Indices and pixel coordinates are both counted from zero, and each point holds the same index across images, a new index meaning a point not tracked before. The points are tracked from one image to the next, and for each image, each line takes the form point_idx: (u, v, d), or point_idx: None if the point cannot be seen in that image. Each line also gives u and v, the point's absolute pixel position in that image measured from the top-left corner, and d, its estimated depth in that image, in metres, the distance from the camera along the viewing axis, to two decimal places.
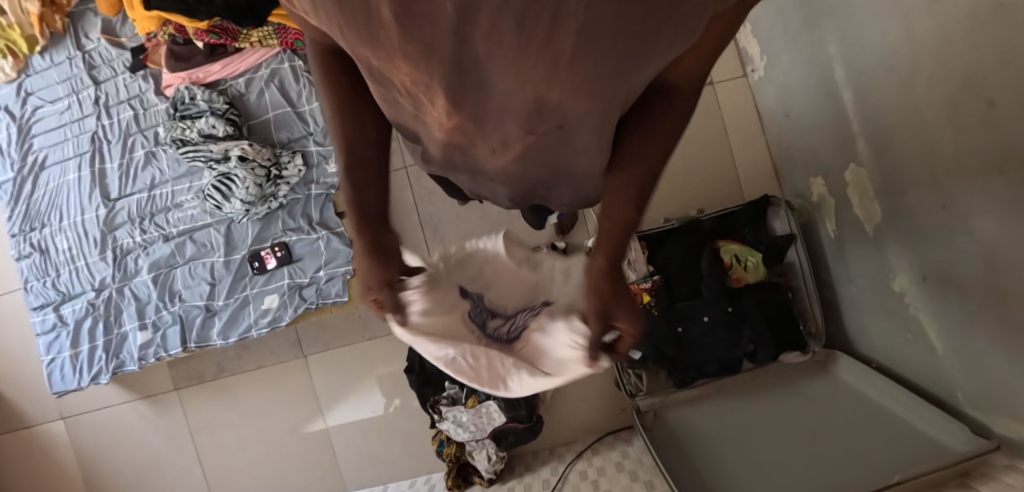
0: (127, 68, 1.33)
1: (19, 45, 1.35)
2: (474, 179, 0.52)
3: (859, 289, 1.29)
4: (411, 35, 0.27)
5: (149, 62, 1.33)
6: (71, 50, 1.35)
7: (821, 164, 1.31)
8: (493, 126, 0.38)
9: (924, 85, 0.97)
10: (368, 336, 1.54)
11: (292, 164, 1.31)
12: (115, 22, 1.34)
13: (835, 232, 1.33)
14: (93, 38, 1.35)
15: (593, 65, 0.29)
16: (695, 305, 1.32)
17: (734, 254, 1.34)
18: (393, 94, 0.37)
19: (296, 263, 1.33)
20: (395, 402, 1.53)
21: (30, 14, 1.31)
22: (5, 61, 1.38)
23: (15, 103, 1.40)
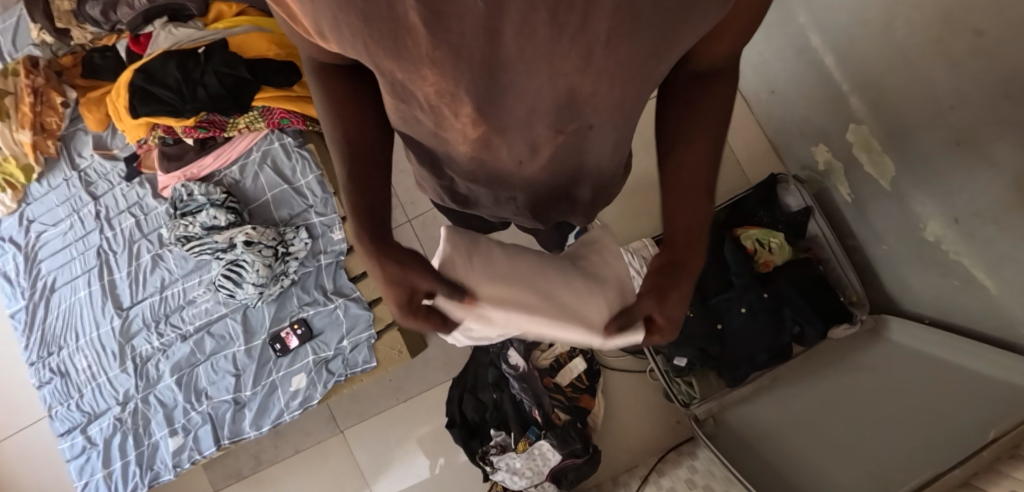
0: (123, 177, 1.34)
1: (16, 178, 1.37)
2: (496, 195, 0.56)
3: (892, 248, 1.25)
4: (439, 40, 0.28)
5: (143, 168, 1.34)
6: (67, 171, 1.37)
7: (818, 132, 1.30)
8: (519, 132, 0.40)
9: (907, 31, 0.98)
10: (403, 397, 1.49)
11: (297, 239, 1.31)
12: (106, 136, 1.38)
13: (851, 196, 1.30)
14: (85, 155, 1.37)
15: (626, 47, 0.29)
16: (728, 299, 1.30)
17: (756, 238, 1.32)
18: (415, 110, 0.40)
19: (318, 338, 1.32)
20: (441, 461, 1.45)
21: (24, 145, 1.34)
22: (5, 194, 1.39)
23: (19, 232, 1.40)
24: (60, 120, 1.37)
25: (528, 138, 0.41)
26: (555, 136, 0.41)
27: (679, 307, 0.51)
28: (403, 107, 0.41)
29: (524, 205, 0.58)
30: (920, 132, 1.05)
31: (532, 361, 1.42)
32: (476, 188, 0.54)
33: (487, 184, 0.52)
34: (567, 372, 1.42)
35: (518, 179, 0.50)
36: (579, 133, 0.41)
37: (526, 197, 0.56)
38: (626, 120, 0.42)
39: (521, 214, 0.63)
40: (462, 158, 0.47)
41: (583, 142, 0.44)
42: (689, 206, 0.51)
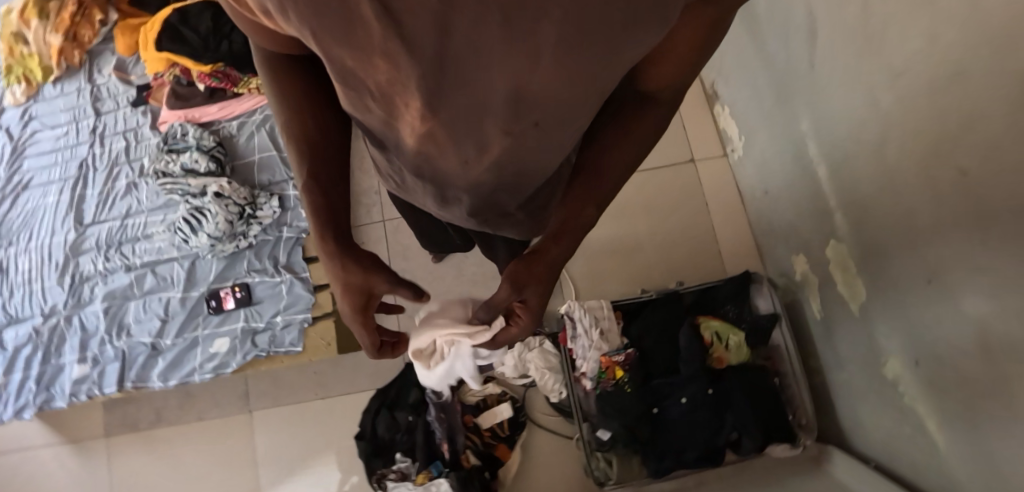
0: (130, 102, 1.38)
1: (35, 74, 1.43)
2: (441, 191, 0.55)
3: (852, 376, 1.19)
4: (389, 23, 0.26)
5: (151, 99, 1.37)
6: (82, 82, 1.40)
7: (802, 242, 1.27)
8: (469, 134, 0.40)
9: (897, 157, 0.96)
10: (322, 394, 1.42)
11: (268, 205, 1.31)
12: (129, 62, 1.42)
13: (821, 313, 1.25)
14: (104, 74, 1.41)
15: (576, 43, 0.29)
16: (672, 384, 1.24)
17: (715, 331, 1.29)
18: (365, 99, 0.39)
19: (254, 306, 1.30)
20: (352, 480, 1.35)
21: (52, 49, 1.40)
22: (17, 87, 1.43)
23: (17, 124, 1.42)
24: (93, 35, 1.44)
25: (476, 139, 0.41)
26: (503, 138, 0.41)
27: (538, 296, 0.59)
28: (352, 96, 0.39)
29: (470, 208, 0.58)
30: (896, 261, 1.01)
31: (458, 394, 1.37)
32: (420, 181, 0.53)
33: (432, 180, 0.52)
34: (491, 414, 1.36)
35: (462, 181, 0.50)
36: (526, 133, 0.40)
37: (471, 200, 0.55)
38: (572, 123, 0.42)
39: (462, 216, 0.61)
40: (409, 150, 0.46)
41: (528, 146, 0.43)
42: (590, 212, 0.57)
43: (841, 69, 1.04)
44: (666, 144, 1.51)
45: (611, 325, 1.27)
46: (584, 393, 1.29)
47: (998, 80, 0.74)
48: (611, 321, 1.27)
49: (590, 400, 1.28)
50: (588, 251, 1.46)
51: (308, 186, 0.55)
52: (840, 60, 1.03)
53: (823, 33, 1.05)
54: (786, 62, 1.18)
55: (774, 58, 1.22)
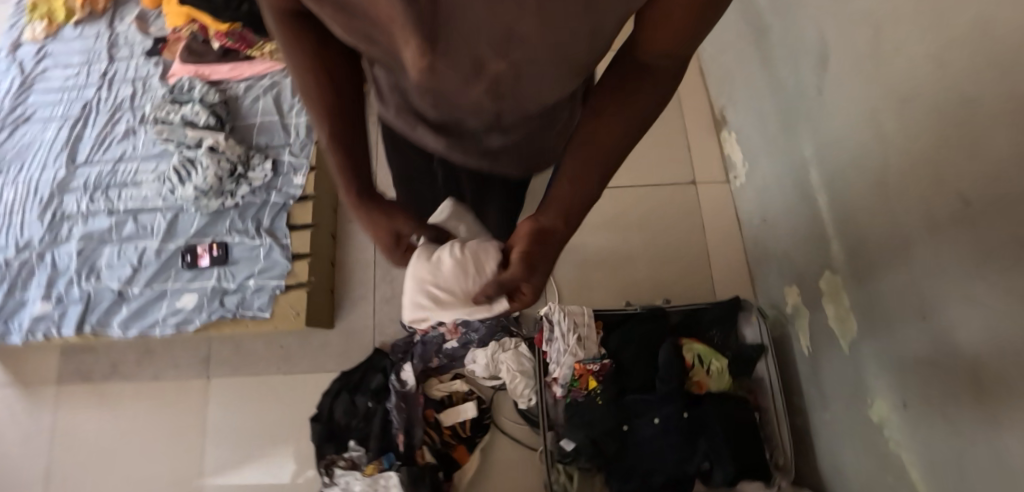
0: (144, 52, 1.39)
1: (58, 15, 1.43)
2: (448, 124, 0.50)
3: (838, 418, 1.13)
4: None
5: (166, 50, 1.38)
6: (102, 28, 1.42)
7: (796, 272, 1.23)
8: (459, 72, 0.38)
9: (898, 184, 0.93)
10: (284, 369, 1.36)
11: (260, 167, 1.29)
12: (152, 16, 1.44)
13: (810, 349, 1.20)
14: (125, 22, 1.43)
15: None
16: (646, 403, 1.18)
17: (697, 354, 1.24)
18: (362, 28, 0.36)
19: (229, 266, 1.26)
20: (308, 474, 1.28)
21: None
22: (38, 24, 1.43)
23: (31, 60, 1.41)
24: None
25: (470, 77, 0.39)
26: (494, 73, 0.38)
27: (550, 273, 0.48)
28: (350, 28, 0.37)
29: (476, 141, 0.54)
30: (890, 296, 0.96)
31: (425, 387, 1.32)
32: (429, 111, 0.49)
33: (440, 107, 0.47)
34: (455, 412, 1.30)
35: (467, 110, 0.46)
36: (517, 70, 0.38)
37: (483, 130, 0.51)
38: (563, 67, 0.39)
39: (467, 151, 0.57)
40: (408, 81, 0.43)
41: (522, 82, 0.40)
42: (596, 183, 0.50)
43: (849, 95, 1.02)
44: (668, 164, 1.50)
45: (590, 332, 1.22)
46: (554, 401, 1.23)
47: (1002, 104, 0.70)
48: (592, 328, 1.22)
49: (559, 408, 1.23)
50: (577, 260, 1.43)
51: (333, 146, 0.51)
52: (849, 86, 1.02)
53: (834, 58, 1.04)
54: (794, 88, 1.17)
55: (783, 84, 1.21)
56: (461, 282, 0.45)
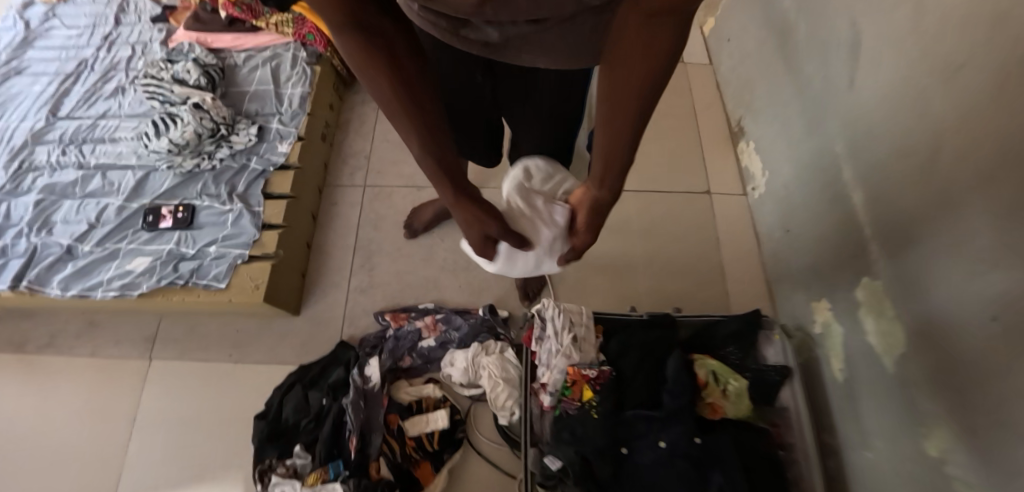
0: (150, 18, 1.36)
1: None
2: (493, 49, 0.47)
3: (882, 459, 0.93)
4: None
5: (172, 17, 1.34)
6: None
7: (825, 285, 1.07)
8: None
9: (952, 172, 0.79)
10: (236, 357, 1.20)
11: (245, 131, 1.21)
12: None
13: (843, 374, 1.03)
14: None
15: None
16: (649, 421, 1.00)
17: (712, 370, 1.05)
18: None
19: (192, 231, 1.14)
20: None
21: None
22: None
23: (37, 18, 1.40)
24: None
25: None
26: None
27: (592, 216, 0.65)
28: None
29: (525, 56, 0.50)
30: (949, 302, 0.80)
31: (392, 389, 1.15)
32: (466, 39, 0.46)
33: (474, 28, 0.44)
34: (422, 421, 1.11)
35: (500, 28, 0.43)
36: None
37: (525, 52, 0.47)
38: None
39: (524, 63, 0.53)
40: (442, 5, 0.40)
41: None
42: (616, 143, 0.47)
43: (886, 81, 0.90)
44: (680, 172, 1.38)
45: (588, 337, 1.06)
46: (539, 413, 1.06)
47: None
48: (589, 332, 1.07)
49: (544, 422, 1.05)
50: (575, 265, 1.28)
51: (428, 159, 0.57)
52: (884, 72, 0.90)
53: (867, 45, 0.93)
54: (821, 85, 1.06)
55: (808, 83, 1.10)
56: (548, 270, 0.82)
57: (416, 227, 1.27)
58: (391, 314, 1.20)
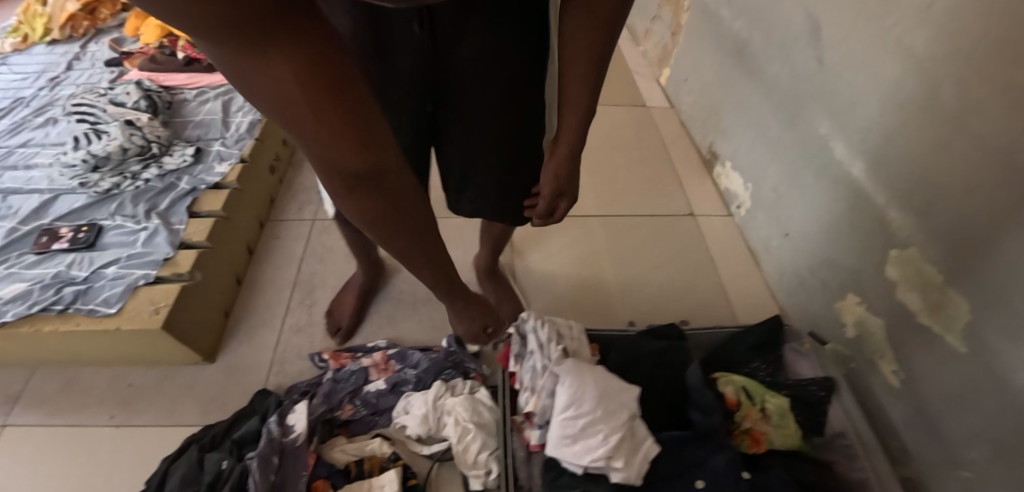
0: (104, 63, 1.30)
1: (36, 33, 1.40)
2: None
3: (990, 478, 0.69)
4: None
5: (127, 60, 1.29)
6: (73, 46, 1.38)
7: (845, 278, 0.92)
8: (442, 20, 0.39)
9: (959, 98, 0.70)
10: (117, 419, 0.89)
11: (180, 153, 1.09)
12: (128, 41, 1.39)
13: (901, 379, 0.83)
14: (98, 43, 1.38)
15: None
16: (682, 452, 0.73)
17: (742, 387, 0.83)
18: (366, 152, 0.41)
19: (91, 253, 0.93)
20: None
21: (65, 13, 1.39)
22: (10, 40, 1.38)
23: None
24: (111, 15, 1.46)
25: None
26: None
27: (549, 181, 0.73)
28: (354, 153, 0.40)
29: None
30: (1011, 243, 0.65)
31: (324, 448, 0.87)
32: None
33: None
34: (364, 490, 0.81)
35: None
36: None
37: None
38: None
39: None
40: None
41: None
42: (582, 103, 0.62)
43: (859, 47, 0.85)
44: (660, 196, 1.27)
45: (581, 352, 0.83)
46: (526, 457, 0.78)
47: None
48: (581, 347, 0.83)
49: (535, 468, 0.77)
50: (556, 294, 1.09)
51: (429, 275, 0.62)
52: (853, 40, 0.86)
53: (824, 18, 0.91)
54: (784, 77, 1.03)
55: (772, 85, 1.06)
56: (617, 427, 0.71)
57: (342, 330, 1.00)
58: (331, 354, 0.96)
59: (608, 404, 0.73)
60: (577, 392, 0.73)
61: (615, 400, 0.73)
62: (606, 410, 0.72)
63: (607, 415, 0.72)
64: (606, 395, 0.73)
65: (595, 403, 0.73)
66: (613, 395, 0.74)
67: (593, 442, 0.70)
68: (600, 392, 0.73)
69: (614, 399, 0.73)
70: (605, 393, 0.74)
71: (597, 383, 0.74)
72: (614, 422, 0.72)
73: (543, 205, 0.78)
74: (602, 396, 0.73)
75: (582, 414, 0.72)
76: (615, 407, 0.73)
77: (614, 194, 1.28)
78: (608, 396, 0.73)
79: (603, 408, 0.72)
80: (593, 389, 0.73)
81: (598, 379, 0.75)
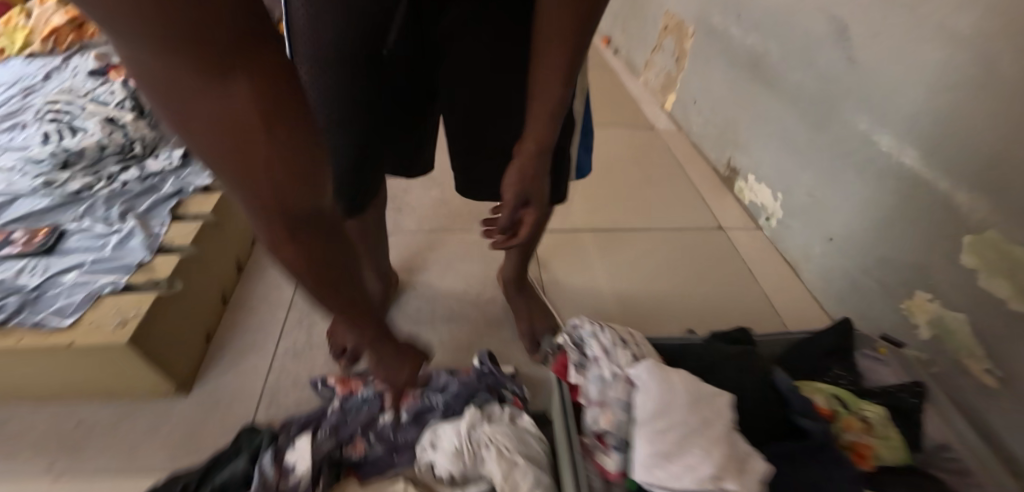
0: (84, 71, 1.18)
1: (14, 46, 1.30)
2: None
3: None
4: None
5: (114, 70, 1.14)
6: (53, 58, 1.26)
7: (909, 275, 0.86)
8: None
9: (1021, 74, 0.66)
10: (58, 470, 0.69)
11: (166, 155, 0.96)
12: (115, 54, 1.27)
13: (998, 377, 0.74)
14: (82, 54, 1.27)
15: None
16: (797, 469, 0.60)
17: (833, 395, 0.73)
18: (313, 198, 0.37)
19: (49, 258, 0.77)
20: None
21: (47, 26, 1.30)
22: None
23: None
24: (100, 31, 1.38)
25: None
26: None
27: (516, 176, 0.67)
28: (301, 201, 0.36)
29: None
30: None
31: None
32: None
33: None
34: None
35: None
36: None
37: None
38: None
39: None
40: None
41: None
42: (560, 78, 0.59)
43: (890, 40, 0.84)
44: (685, 212, 1.21)
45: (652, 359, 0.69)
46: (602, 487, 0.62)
47: None
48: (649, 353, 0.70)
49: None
50: (593, 308, 0.98)
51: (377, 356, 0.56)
52: (883, 34, 0.85)
53: (849, 19, 0.91)
54: (807, 82, 1.01)
55: (795, 92, 1.04)
56: (718, 439, 0.57)
57: (347, 350, 0.76)
58: (337, 378, 0.79)
59: (703, 410, 0.59)
60: (663, 398, 0.59)
61: (712, 407, 0.60)
62: (703, 420, 0.58)
63: (705, 427, 0.58)
64: (698, 399, 0.60)
65: (687, 410, 0.59)
66: (707, 401, 0.60)
67: (693, 459, 0.56)
68: (693, 398, 0.60)
69: (710, 405, 0.60)
70: (698, 397, 0.60)
71: (686, 385, 0.61)
72: (716, 433, 0.58)
73: (507, 209, 0.71)
74: (694, 402, 0.60)
75: (672, 427, 0.58)
76: (714, 416, 0.59)
77: (637, 209, 1.22)
78: (704, 403, 0.60)
79: (699, 414, 0.59)
80: (685, 395, 0.60)
81: (685, 382, 0.61)
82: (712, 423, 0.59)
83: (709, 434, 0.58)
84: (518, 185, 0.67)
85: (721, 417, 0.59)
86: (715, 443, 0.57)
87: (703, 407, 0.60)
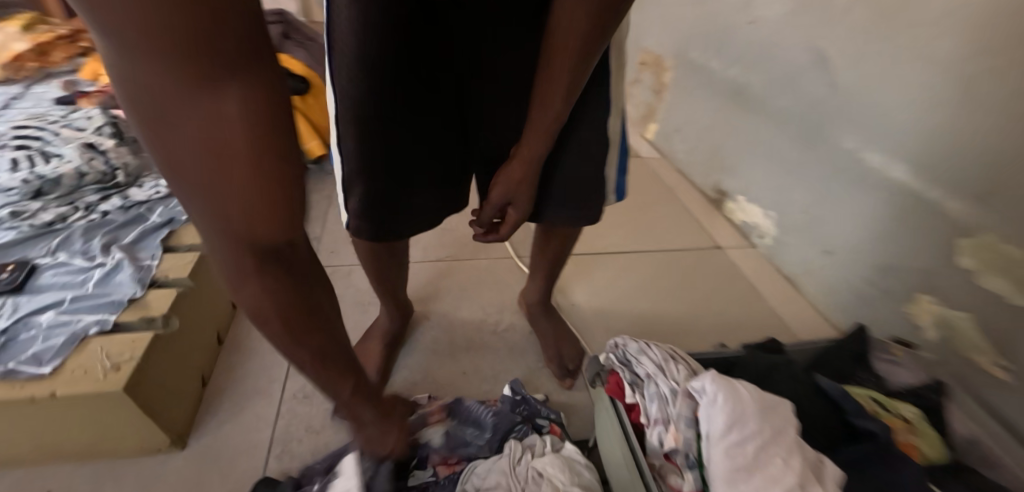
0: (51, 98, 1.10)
1: None
2: None
3: None
4: None
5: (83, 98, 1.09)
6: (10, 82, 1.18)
7: (909, 281, 0.91)
8: None
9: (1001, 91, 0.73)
10: None
11: (152, 183, 0.90)
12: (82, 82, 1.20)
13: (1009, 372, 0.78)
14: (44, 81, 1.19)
15: None
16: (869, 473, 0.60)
17: (872, 397, 0.74)
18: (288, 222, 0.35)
19: (17, 296, 0.68)
20: None
21: (8, 52, 1.20)
22: None
23: None
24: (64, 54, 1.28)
25: None
26: None
27: (503, 186, 0.68)
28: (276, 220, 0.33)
29: None
30: None
31: None
32: None
33: None
34: None
35: None
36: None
37: None
38: None
39: None
40: None
41: None
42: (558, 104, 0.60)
43: (872, 67, 0.91)
44: (682, 233, 1.25)
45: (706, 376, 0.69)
46: None
47: None
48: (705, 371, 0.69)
49: None
50: (615, 332, 0.96)
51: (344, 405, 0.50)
52: (864, 61, 0.92)
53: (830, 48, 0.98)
54: (793, 107, 1.08)
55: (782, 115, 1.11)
56: (789, 447, 0.56)
57: None
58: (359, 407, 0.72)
59: (770, 419, 0.58)
60: (734, 410, 0.58)
61: (775, 413, 0.59)
62: (773, 430, 0.57)
63: (775, 436, 0.57)
64: (762, 406, 0.59)
65: (758, 421, 0.57)
66: (773, 411, 0.59)
67: (776, 469, 0.54)
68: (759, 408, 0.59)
69: (774, 414, 0.59)
70: (762, 406, 0.59)
71: (749, 395, 0.60)
72: (785, 439, 0.57)
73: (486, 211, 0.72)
74: (763, 411, 0.58)
75: (745, 438, 0.56)
76: (779, 422, 0.58)
77: (638, 232, 1.24)
78: (768, 410, 0.59)
79: (770, 423, 0.58)
80: (751, 405, 0.59)
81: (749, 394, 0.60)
82: (779, 429, 0.57)
83: (780, 442, 0.56)
84: (502, 191, 0.69)
85: (784, 421, 0.59)
86: (787, 452, 0.56)
87: (768, 414, 0.59)
